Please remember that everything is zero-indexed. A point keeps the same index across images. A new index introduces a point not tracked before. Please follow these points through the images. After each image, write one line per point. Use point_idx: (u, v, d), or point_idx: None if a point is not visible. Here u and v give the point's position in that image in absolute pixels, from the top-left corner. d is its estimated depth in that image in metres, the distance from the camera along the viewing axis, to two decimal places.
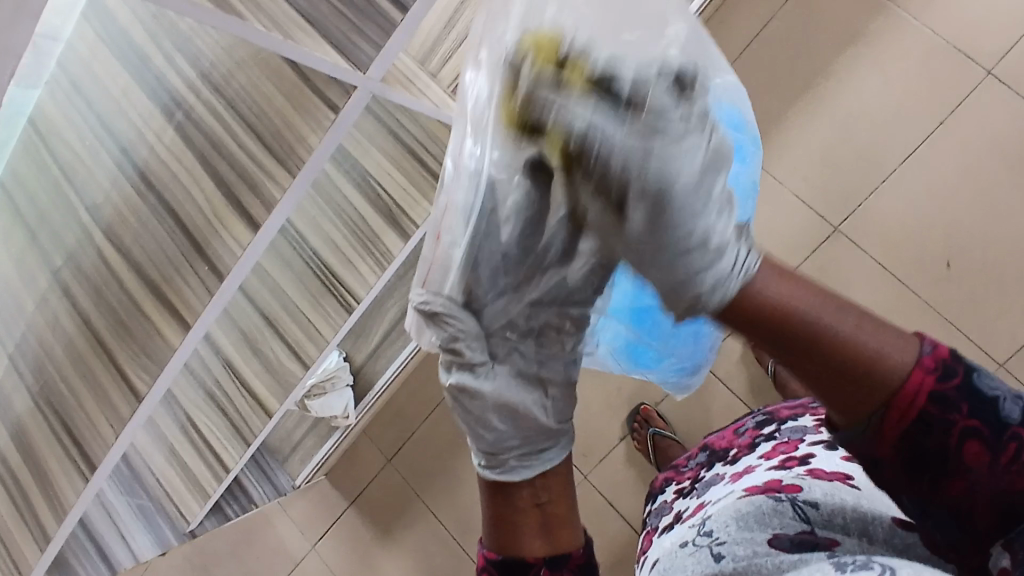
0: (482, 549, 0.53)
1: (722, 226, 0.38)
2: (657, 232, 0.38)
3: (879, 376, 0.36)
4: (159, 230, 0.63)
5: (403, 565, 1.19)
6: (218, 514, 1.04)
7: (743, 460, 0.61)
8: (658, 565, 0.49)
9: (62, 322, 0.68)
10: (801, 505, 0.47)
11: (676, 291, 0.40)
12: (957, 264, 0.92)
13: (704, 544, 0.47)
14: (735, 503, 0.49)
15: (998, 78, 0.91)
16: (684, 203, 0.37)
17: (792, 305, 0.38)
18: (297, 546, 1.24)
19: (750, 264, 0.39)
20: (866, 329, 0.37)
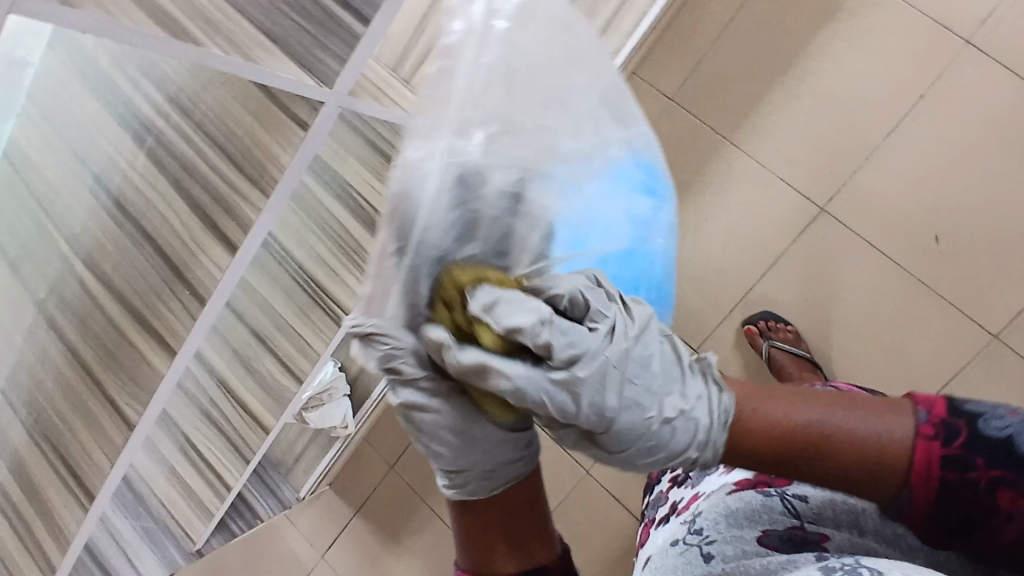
0: (457, 569, 0.51)
1: (674, 403, 0.42)
2: (614, 437, 0.42)
3: (888, 460, 0.38)
4: (139, 258, 0.63)
5: (412, 569, 1.19)
6: (224, 531, 1.07)
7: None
8: (650, 564, 0.49)
9: (50, 354, 0.66)
10: (790, 499, 0.47)
11: (641, 440, 0.42)
12: (945, 237, 0.92)
13: (693, 542, 0.46)
14: (725, 499, 0.49)
15: (977, 48, 0.91)
16: (623, 404, 0.41)
17: (789, 417, 0.40)
18: (306, 556, 1.25)
19: (725, 405, 0.42)
20: (858, 416, 0.39)
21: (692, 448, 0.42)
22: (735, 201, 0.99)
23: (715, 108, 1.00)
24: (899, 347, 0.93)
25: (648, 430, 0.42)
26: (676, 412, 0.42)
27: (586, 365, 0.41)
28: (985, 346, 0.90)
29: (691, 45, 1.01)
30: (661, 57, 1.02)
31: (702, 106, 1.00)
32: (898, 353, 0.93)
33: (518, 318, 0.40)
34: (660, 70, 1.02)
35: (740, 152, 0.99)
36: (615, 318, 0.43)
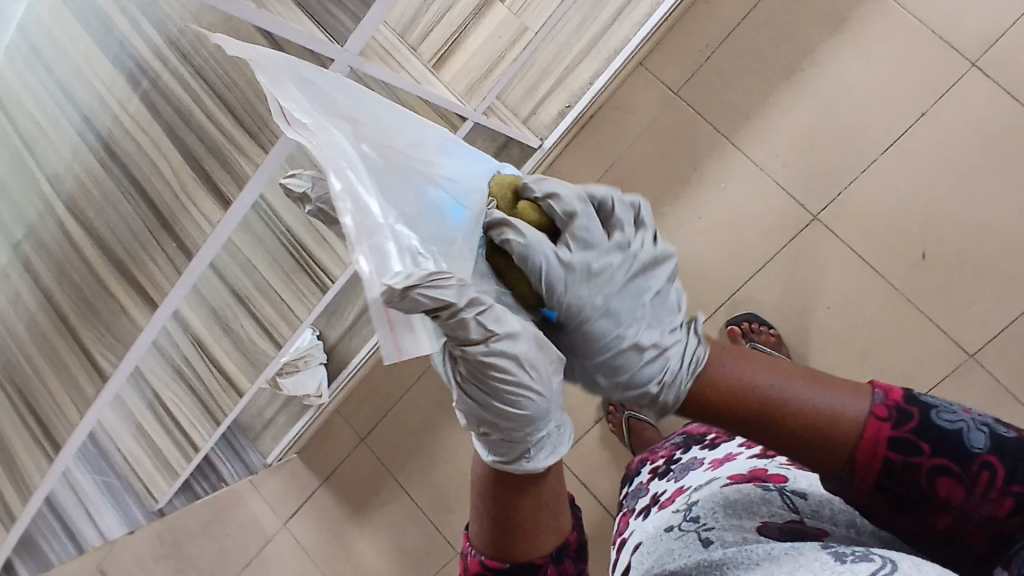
0: (478, 555, 0.49)
1: (654, 333, 0.44)
2: (592, 344, 0.44)
3: (838, 435, 0.40)
4: (124, 205, 0.60)
5: (376, 542, 1.19)
6: (189, 492, 1.01)
7: (722, 446, 0.62)
8: (641, 550, 0.47)
9: (25, 298, 0.65)
10: (789, 495, 0.46)
11: (620, 373, 0.44)
12: (932, 254, 0.93)
13: (690, 529, 0.45)
14: (722, 490, 0.48)
15: (982, 70, 0.91)
16: (600, 310, 0.44)
17: (751, 381, 0.41)
18: (268, 523, 1.24)
19: (698, 354, 0.43)
20: (821, 391, 0.40)
21: (653, 382, 0.43)
22: (731, 202, 0.99)
23: (718, 106, 0.99)
24: (877, 358, 0.94)
25: (616, 347, 0.44)
26: (655, 349, 0.44)
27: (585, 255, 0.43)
28: (961, 364, 0.91)
29: (700, 41, 1.00)
30: (669, 49, 1.01)
31: (705, 103, 1.00)
32: (878, 364, 0.94)
33: (578, 223, 0.44)
34: (666, 62, 1.01)
35: (739, 152, 0.99)
36: (631, 239, 0.46)
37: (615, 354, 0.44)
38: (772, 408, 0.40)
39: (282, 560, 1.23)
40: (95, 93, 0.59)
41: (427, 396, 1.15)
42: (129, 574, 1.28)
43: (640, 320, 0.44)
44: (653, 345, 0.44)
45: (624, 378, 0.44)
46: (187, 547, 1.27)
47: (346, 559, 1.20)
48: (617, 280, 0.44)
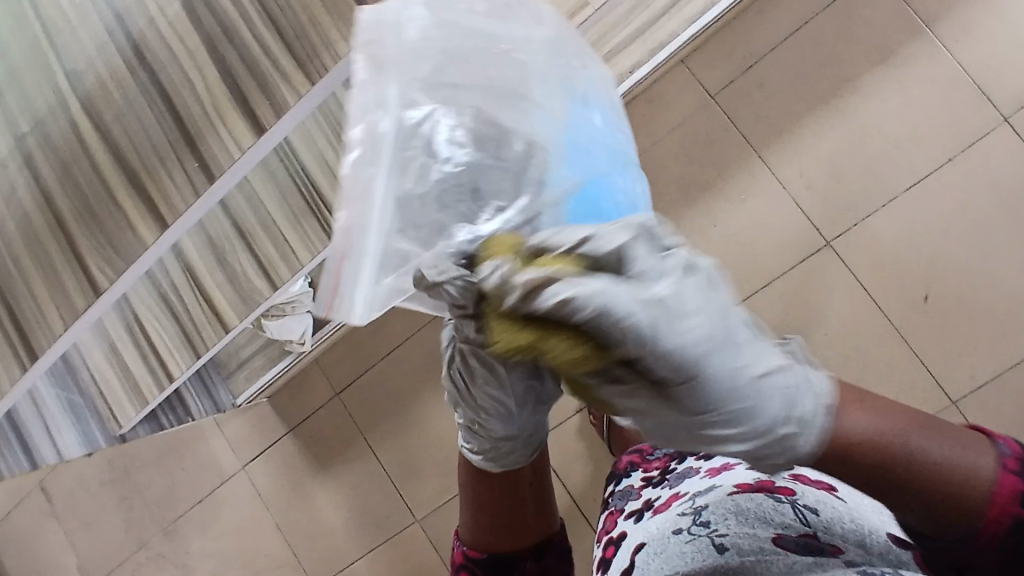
0: (463, 545, 0.61)
1: (761, 361, 0.38)
2: (697, 391, 0.37)
3: (964, 487, 0.38)
4: (147, 114, 0.56)
5: (334, 498, 1.18)
6: (152, 422, 0.99)
7: (721, 457, 0.62)
8: (647, 549, 0.50)
9: (20, 195, 0.61)
10: (802, 508, 0.47)
11: (742, 422, 0.38)
12: (934, 299, 0.94)
13: (701, 533, 0.47)
14: (732, 497, 0.49)
15: (1015, 125, 0.92)
16: (706, 360, 0.36)
17: (849, 431, 0.39)
18: (227, 463, 1.22)
19: (821, 388, 0.40)
20: (933, 440, 0.39)
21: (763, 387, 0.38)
22: (749, 216, 0.98)
23: (753, 116, 0.98)
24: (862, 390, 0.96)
25: (739, 386, 0.37)
26: (774, 380, 0.38)
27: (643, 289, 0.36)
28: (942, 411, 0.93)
29: (746, 48, 0.98)
30: (714, 51, 0.99)
31: (739, 112, 0.99)
32: None
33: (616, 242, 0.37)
34: (708, 64, 0.99)
35: (765, 166, 0.98)
36: (664, 269, 0.38)
37: (736, 383, 0.37)
38: (886, 448, 0.38)
39: (237, 500, 1.22)
40: None
41: (410, 360, 1.13)
42: (85, 485, 1.31)
43: (744, 346, 0.38)
44: (763, 373, 0.38)
45: (760, 446, 0.38)
46: (138, 474, 1.27)
47: (302, 509, 1.19)
48: (691, 304, 0.37)
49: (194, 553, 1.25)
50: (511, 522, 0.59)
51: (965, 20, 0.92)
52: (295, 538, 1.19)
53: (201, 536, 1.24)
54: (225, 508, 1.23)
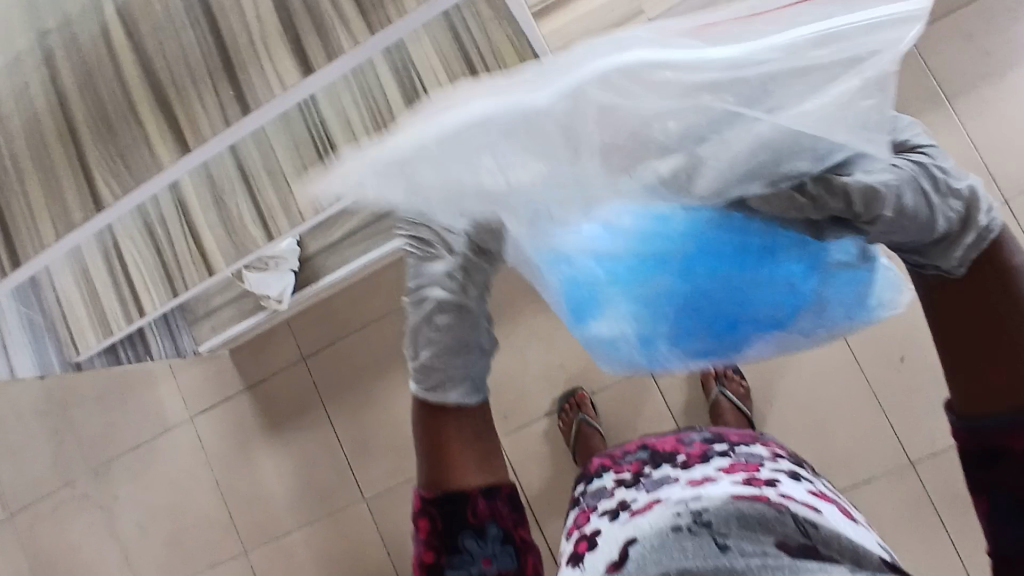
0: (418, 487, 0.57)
1: None
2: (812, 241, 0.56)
3: None
4: (188, 34, 0.54)
5: (282, 464, 1.14)
6: (110, 355, 0.94)
7: (697, 468, 0.61)
8: (642, 544, 0.49)
9: (30, 92, 0.57)
10: (803, 521, 0.46)
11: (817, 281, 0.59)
12: (909, 360, 0.97)
13: (702, 532, 0.46)
14: (733, 504, 0.48)
15: (1011, 209, 0.96)
16: None
17: None
18: (176, 410, 1.17)
19: None
20: None
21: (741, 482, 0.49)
22: None
23: None
24: (825, 438, 0.99)
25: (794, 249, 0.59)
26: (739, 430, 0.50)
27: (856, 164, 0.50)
28: (896, 468, 0.97)
29: None
30: None
31: None
32: (821, 444, 0.99)
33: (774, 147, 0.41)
34: None
35: None
36: None
37: None
38: None
39: (179, 451, 1.18)
40: None
41: (387, 336, 1.11)
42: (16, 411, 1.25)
43: None
44: None
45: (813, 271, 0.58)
46: (75, 409, 1.21)
47: (246, 471, 1.15)
48: None
49: (123, 499, 1.20)
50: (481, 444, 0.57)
51: (982, 101, 0.96)
52: (234, 499, 1.15)
53: (133, 482, 1.19)
54: (164, 456, 1.18)
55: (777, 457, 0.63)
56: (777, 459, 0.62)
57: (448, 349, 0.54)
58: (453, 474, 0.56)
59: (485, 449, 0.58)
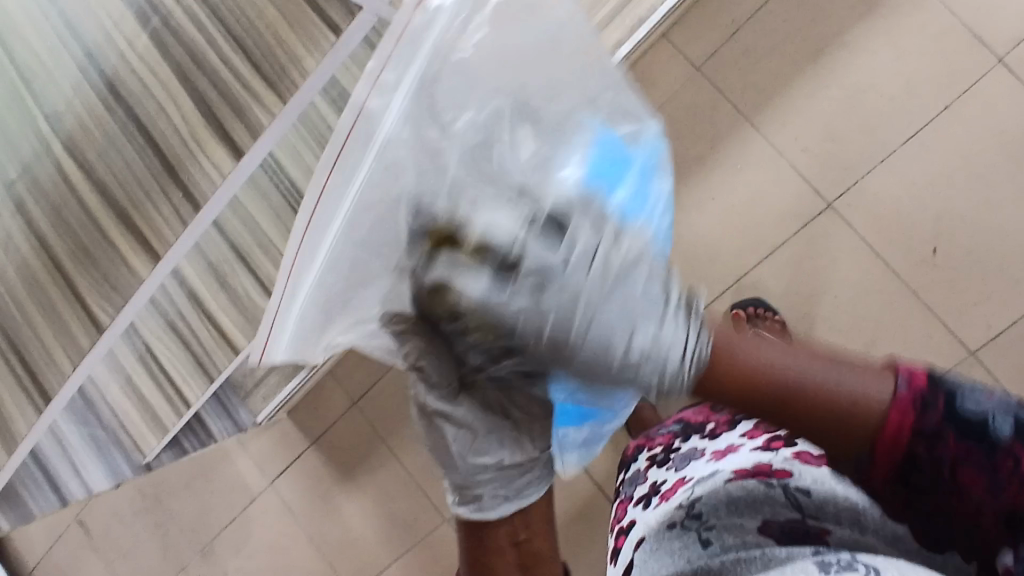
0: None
1: (654, 333, 0.42)
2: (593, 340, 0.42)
3: (859, 413, 0.39)
4: (127, 149, 0.57)
5: (362, 505, 1.19)
6: (176, 448, 1.00)
7: (722, 436, 0.61)
8: (646, 545, 0.52)
9: (16, 241, 0.62)
10: (793, 492, 0.49)
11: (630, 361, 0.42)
12: (943, 250, 0.93)
13: (692, 527, 0.49)
14: (725, 486, 0.51)
15: (1008, 67, 0.91)
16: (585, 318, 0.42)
17: (770, 366, 0.42)
18: (255, 480, 1.24)
19: (703, 349, 0.42)
20: (841, 375, 0.40)
21: (678, 351, 0.42)
22: (746, 185, 0.98)
23: (742, 86, 0.98)
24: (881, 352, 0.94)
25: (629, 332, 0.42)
26: (660, 338, 0.42)
27: (536, 268, 0.42)
28: (961, 362, 0.92)
29: (725, 16, 0.98)
30: (693, 23, 0.99)
31: (727, 82, 0.98)
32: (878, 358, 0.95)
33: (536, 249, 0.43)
34: (689, 38, 0.99)
35: (758, 134, 0.98)
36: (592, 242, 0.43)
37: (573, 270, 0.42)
38: (790, 395, 0.41)
39: (267, 516, 1.24)
40: (102, 29, 0.57)
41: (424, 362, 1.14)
42: (121, 514, 1.35)
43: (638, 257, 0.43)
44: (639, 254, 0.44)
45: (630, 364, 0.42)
46: (169, 499, 1.30)
47: (332, 520, 1.20)
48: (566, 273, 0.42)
49: (232, 572, 1.27)
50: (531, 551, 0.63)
51: None
52: (329, 547, 1.21)
53: (237, 555, 1.26)
54: (258, 525, 1.24)
55: None
56: None
57: (498, 479, 0.59)
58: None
59: (528, 556, 0.62)
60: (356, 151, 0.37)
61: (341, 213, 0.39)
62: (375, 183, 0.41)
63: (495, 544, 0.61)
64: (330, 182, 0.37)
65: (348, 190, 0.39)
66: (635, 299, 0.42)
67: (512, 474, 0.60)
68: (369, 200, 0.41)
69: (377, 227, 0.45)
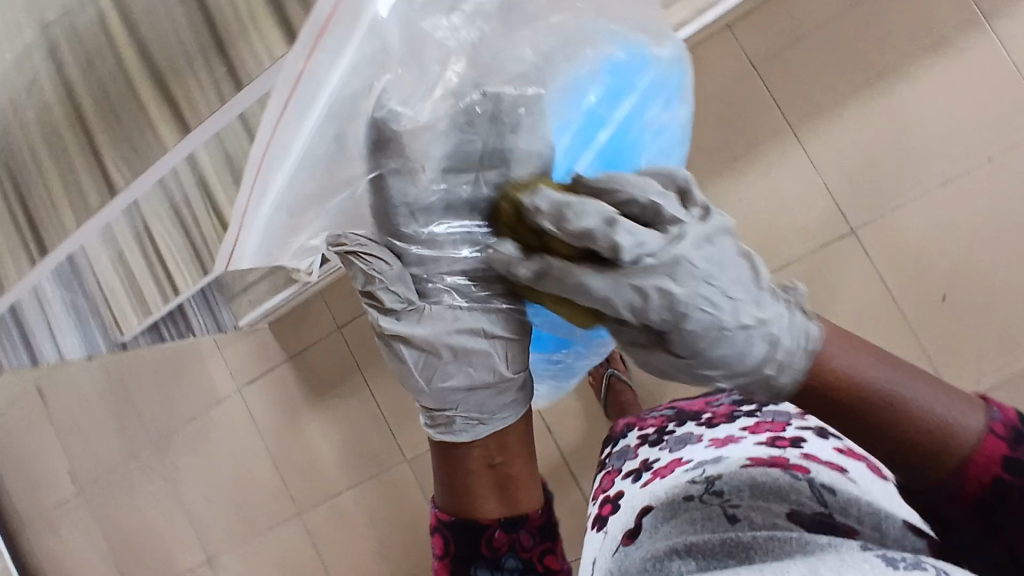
0: (437, 509, 0.59)
1: (779, 357, 0.40)
2: (689, 345, 0.41)
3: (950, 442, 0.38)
4: (177, 12, 0.54)
5: (326, 429, 1.18)
6: (153, 334, 0.98)
7: (721, 427, 0.62)
8: (654, 514, 0.49)
9: (42, 85, 0.59)
10: (818, 487, 0.46)
11: (728, 365, 0.41)
12: (952, 298, 0.94)
13: (713, 502, 0.46)
14: (746, 471, 0.49)
15: None
16: (691, 304, 0.41)
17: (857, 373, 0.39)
18: (225, 383, 1.23)
19: (810, 332, 0.40)
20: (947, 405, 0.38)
21: (768, 366, 0.40)
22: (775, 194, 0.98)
23: (795, 94, 0.96)
24: None
25: (716, 340, 0.41)
26: (762, 328, 0.41)
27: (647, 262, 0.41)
28: None
29: (793, 21, 0.96)
30: (761, 20, 0.97)
31: (780, 87, 0.97)
32: None
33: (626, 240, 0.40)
34: (754, 33, 0.97)
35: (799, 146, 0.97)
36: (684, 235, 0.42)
37: (709, 329, 0.41)
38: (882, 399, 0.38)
39: (230, 421, 1.23)
40: None
41: None
42: (84, 390, 1.34)
43: (736, 295, 0.42)
44: (759, 323, 0.41)
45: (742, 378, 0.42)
46: (135, 385, 1.29)
47: (294, 438, 1.20)
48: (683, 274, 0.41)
49: (185, 468, 1.27)
50: (505, 478, 0.58)
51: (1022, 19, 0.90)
52: (285, 464, 1.21)
53: (193, 452, 1.26)
54: (219, 429, 1.24)
55: (805, 412, 0.62)
56: (805, 415, 0.61)
57: (469, 401, 0.57)
58: (476, 508, 0.56)
59: (504, 480, 0.58)
60: (339, 36, 0.37)
61: (297, 154, 0.41)
62: (352, 83, 0.40)
63: (471, 465, 0.58)
64: (275, 141, 0.40)
65: (296, 145, 0.40)
66: (751, 333, 0.41)
67: (484, 394, 0.57)
68: (329, 140, 0.42)
69: (329, 161, 0.45)
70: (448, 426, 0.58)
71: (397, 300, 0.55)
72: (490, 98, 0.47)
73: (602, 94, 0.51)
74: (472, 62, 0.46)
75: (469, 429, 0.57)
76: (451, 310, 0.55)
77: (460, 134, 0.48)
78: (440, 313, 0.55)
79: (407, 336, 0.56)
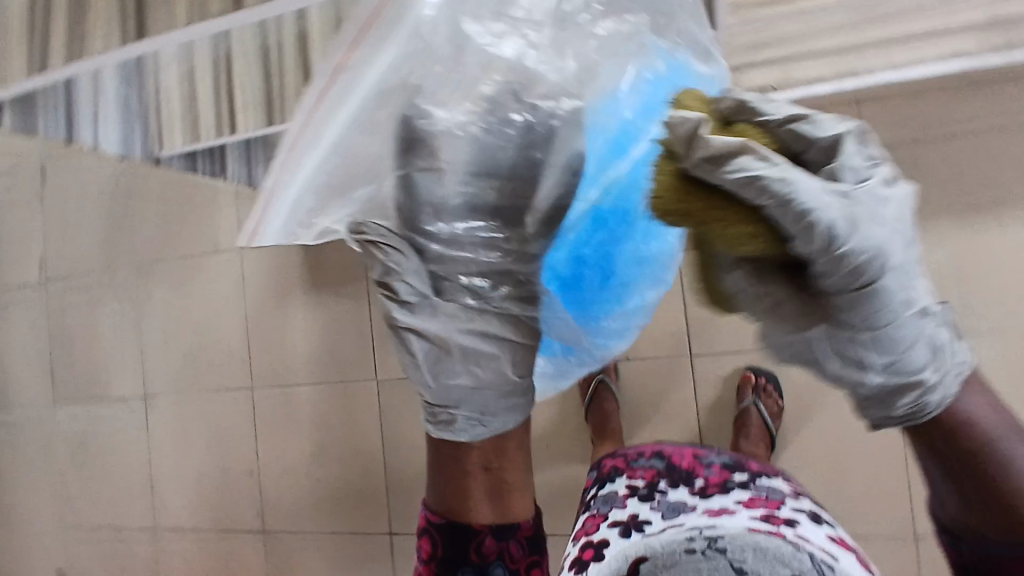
0: (426, 510, 0.59)
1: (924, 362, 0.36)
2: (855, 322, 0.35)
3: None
4: None
5: (308, 321, 1.15)
6: (189, 161, 0.94)
7: (716, 497, 0.61)
8: (651, 562, 0.48)
9: None
10: (818, 563, 0.46)
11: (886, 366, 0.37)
12: None
13: (717, 556, 0.45)
14: (749, 537, 0.48)
15: None
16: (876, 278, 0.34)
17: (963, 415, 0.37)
18: (229, 236, 1.19)
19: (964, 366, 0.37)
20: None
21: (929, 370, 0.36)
22: None
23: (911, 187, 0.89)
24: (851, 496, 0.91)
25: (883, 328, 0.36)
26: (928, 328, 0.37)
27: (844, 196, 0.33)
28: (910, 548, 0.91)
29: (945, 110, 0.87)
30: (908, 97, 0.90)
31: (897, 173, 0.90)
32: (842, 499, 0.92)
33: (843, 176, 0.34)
34: None
35: None
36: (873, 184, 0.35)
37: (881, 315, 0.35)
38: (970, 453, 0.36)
39: (220, 274, 1.20)
40: None
41: None
42: (87, 186, 1.29)
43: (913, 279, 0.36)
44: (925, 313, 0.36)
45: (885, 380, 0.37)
46: (140, 201, 1.25)
47: (274, 316, 1.17)
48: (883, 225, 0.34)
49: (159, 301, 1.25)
50: (495, 482, 0.58)
51: None
52: (256, 340, 1.18)
53: (173, 289, 1.23)
54: (207, 280, 1.21)
55: (797, 494, 0.63)
56: (797, 497, 0.62)
57: (474, 398, 0.55)
58: (467, 514, 0.57)
59: (499, 485, 0.58)
60: (384, 33, 0.35)
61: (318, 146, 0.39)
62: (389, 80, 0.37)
63: (468, 467, 0.58)
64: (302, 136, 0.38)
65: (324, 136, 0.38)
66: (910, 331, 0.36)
67: (487, 392, 0.55)
68: (355, 137, 0.40)
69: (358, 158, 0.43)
70: (449, 424, 0.57)
71: (411, 291, 0.53)
72: (527, 107, 0.43)
73: (635, 100, 0.45)
74: (513, 68, 0.41)
75: (467, 428, 0.56)
76: (463, 310, 0.53)
77: (493, 141, 0.44)
78: (452, 311, 0.53)
79: (416, 328, 0.54)
